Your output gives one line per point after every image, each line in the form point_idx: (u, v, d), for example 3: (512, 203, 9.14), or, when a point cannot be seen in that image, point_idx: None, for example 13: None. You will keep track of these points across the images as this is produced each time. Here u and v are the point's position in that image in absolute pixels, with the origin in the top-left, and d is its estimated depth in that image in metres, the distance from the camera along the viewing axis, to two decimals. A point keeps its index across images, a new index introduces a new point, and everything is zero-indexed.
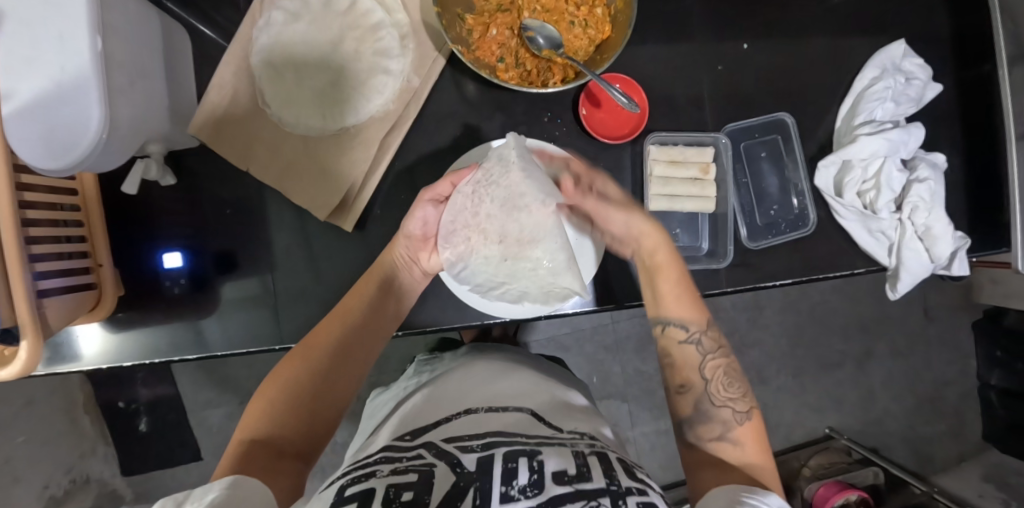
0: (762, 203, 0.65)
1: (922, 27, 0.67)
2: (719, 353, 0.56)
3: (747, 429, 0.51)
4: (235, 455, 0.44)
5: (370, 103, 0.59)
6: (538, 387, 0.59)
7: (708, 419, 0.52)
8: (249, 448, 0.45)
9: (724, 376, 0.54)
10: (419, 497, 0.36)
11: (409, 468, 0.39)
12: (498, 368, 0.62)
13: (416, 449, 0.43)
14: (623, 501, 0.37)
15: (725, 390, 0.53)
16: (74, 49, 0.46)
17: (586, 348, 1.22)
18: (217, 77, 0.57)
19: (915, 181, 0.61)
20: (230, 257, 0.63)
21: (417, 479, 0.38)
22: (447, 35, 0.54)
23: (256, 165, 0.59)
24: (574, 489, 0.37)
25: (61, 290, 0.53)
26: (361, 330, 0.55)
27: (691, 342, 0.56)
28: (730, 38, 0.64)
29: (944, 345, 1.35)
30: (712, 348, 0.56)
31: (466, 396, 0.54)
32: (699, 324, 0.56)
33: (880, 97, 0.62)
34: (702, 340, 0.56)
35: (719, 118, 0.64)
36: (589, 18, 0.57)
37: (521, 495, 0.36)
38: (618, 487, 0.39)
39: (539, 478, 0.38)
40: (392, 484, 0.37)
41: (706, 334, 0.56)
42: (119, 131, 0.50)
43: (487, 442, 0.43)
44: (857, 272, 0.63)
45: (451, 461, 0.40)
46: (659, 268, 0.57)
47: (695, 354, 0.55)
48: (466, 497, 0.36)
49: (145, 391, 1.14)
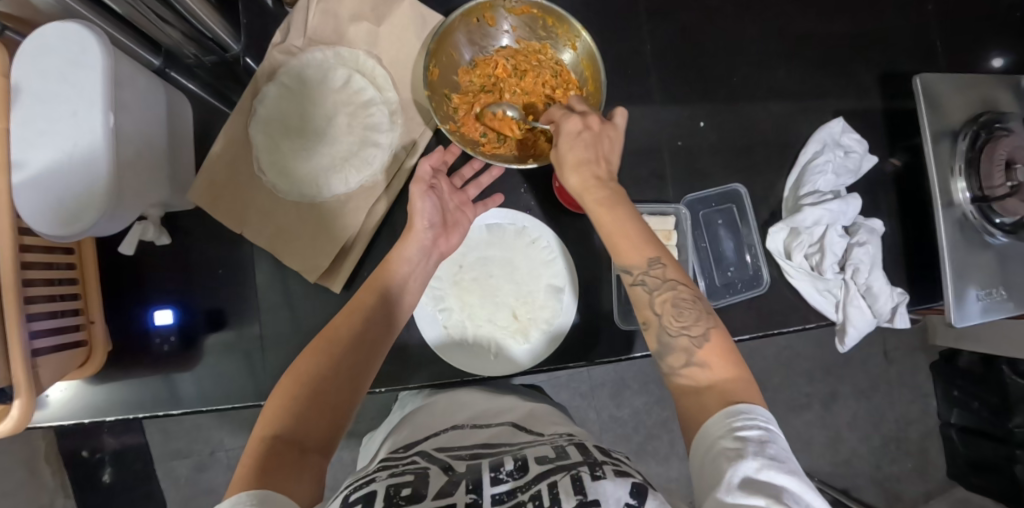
0: (720, 264, 0.71)
1: (857, 107, 0.76)
2: (667, 285, 0.52)
3: (707, 351, 0.49)
4: (257, 454, 0.41)
5: (360, 174, 0.63)
6: (519, 405, 0.63)
7: (670, 351, 0.50)
8: (273, 445, 0.42)
9: (675, 307, 0.51)
10: (417, 490, 0.39)
11: (405, 471, 0.43)
12: (482, 394, 0.64)
13: (410, 457, 0.46)
14: (600, 468, 0.41)
15: (677, 320, 0.51)
16: (87, 126, 0.50)
17: (562, 394, 1.25)
18: (218, 150, 0.62)
19: (855, 245, 0.67)
20: (220, 314, 0.65)
21: (414, 479, 0.41)
22: (435, 113, 0.61)
23: (249, 227, 0.62)
24: (554, 464, 0.42)
25: (51, 350, 0.55)
26: (367, 337, 0.53)
27: (637, 284, 0.53)
28: (688, 116, 0.72)
29: (906, 386, 1.41)
30: (663, 281, 0.53)
31: (451, 416, 0.58)
32: (641, 264, 0.53)
33: (822, 170, 0.69)
34: (647, 280, 0.53)
35: (679, 190, 0.70)
36: (563, 100, 0.64)
37: (508, 477, 0.41)
38: (594, 460, 0.43)
39: (523, 463, 0.43)
40: (391, 484, 0.40)
41: (650, 272, 0.53)
42: (124, 198, 0.53)
43: (476, 452, 0.47)
44: (809, 326, 0.69)
45: (444, 466, 0.44)
46: (599, 216, 0.55)
47: (644, 293, 0.53)
48: (460, 484, 0.40)
49: (112, 440, 1.16)
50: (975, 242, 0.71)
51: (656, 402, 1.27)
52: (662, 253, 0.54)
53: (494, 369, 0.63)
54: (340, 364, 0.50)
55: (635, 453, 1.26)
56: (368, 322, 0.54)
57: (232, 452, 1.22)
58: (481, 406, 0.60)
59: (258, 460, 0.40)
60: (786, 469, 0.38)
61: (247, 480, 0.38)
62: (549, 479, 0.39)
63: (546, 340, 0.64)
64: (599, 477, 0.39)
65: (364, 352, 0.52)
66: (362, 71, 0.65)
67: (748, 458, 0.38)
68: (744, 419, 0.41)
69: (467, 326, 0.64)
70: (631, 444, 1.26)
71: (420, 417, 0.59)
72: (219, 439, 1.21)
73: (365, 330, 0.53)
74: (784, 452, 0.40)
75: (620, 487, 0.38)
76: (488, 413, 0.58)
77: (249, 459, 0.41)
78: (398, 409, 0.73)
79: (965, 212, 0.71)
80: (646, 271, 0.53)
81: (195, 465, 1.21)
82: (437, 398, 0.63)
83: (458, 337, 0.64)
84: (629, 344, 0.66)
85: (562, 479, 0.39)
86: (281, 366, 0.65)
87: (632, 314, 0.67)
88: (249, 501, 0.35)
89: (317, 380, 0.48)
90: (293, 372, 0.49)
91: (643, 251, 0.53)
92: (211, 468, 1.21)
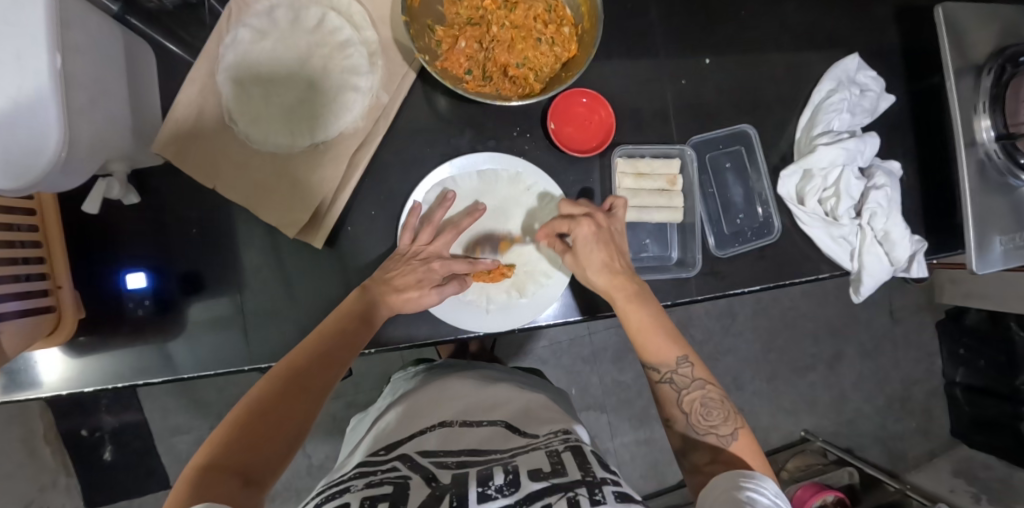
0: (728, 212, 0.67)
1: (873, 43, 0.71)
2: (696, 385, 0.53)
3: (738, 451, 0.49)
4: (191, 484, 0.38)
5: (340, 120, 0.58)
6: (514, 397, 0.59)
7: (697, 448, 0.51)
8: (209, 474, 0.39)
9: (702, 406, 0.52)
10: (395, 505, 0.37)
11: (384, 481, 0.40)
12: (473, 384, 0.61)
13: (389, 462, 0.44)
14: (599, 489, 0.39)
15: (705, 419, 0.51)
16: (31, 68, 0.44)
17: (564, 360, 1.22)
18: (183, 95, 0.56)
19: (872, 188, 0.63)
20: (197, 278, 0.61)
21: (393, 491, 0.39)
22: (413, 43, 0.56)
23: (222, 182, 0.58)
24: (549, 483, 0.39)
25: (16, 315, 0.51)
26: (327, 362, 0.49)
27: (665, 382, 0.54)
28: (692, 55, 0.67)
29: (911, 345, 1.39)
30: (690, 381, 0.53)
31: (439, 409, 0.54)
32: (670, 362, 0.53)
33: (837, 109, 0.65)
34: (676, 378, 0.53)
35: (683, 133, 0.66)
36: (556, 36, 0.58)
37: (498, 493, 0.39)
38: (594, 477, 0.40)
39: (515, 477, 0.40)
40: (366, 497, 0.38)
41: (678, 370, 0.53)
42: (78, 151, 0.48)
43: (462, 460, 0.44)
44: (822, 276, 0.66)
45: (427, 475, 0.42)
46: (626, 310, 0.55)
47: (672, 391, 0.53)
48: (443, 500, 0.38)
49: (109, 417, 1.14)
50: (996, 186, 0.67)
51: None
52: (687, 351, 0.54)
53: (491, 324, 0.59)
54: (296, 392, 0.46)
55: (638, 417, 1.24)
56: (331, 346, 0.50)
57: None
58: (471, 399, 0.57)
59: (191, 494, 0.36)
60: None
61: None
62: (543, 501, 0.37)
63: (542, 291, 0.61)
64: (599, 502, 0.37)
65: (322, 378, 0.48)
66: (337, 10, 0.59)
67: None
68: (754, 483, 0.43)
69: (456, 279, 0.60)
70: (635, 409, 1.24)
71: (407, 408, 0.56)
72: (217, 414, 1.18)
73: (326, 355, 0.49)
74: None
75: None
76: (479, 408, 0.55)
77: (182, 492, 0.37)
78: (388, 394, 0.70)
79: (987, 152, 0.66)
80: (674, 371, 0.53)
81: (194, 440, 1.18)
82: (426, 390, 0.60)
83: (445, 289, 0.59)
84: None
85: (558, 504, 0.37)
86: (265, 329, 0.61)
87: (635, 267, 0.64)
88: None
89: (269, 408, 0.44)
90: (243, 398, 0.45)
91: (670, 348, 0.54)
92: None
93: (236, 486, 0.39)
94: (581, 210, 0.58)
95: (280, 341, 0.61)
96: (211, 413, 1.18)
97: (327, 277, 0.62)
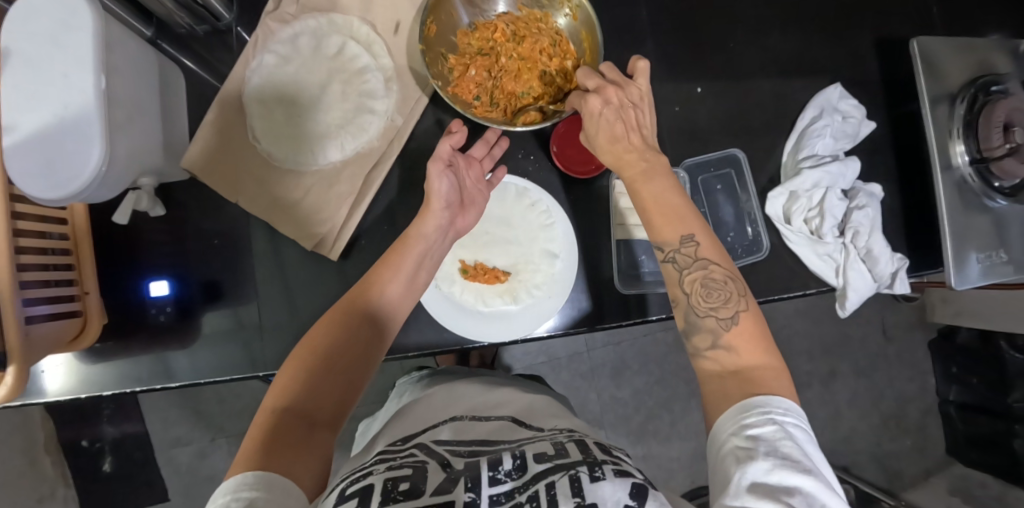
0: (720, 231, 0.70)
1: (855, 73, 0.75)
2: (698, 264, 0.52)
3: (734, 333, 0.49)
4: (267, 424, 0.42)
5: (356, 141, 0.63)
6: (518, 398, 0.62)
7: (698, 330, 0.51)
8: (282, 416, 0.43)
9: (704, 286, 0.52)
10: (416, 485, 0.39)
11: (403, 464, 0.42)
12: (480, 387, 0.64)
13: (407, 450, 0.46)
14: (599, 467, 0.41)
15: (706, 299, 0.51)
16: (78, 86, 0.49)
17: (562, 375, 1.24)
18: (212, 116, 0.60)
19: (855, 208, 0.68)
20: (216, 286, 0.65)
21: (413, 472, 0.41)
22: (428, 69, 0.61)
23: (246, 197, 0.62)
24: (552, 464, 0.42)
25: (46, 317, 0.54)
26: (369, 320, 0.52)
27: (668, 262, 0.54)
28: (685, 83, 0.71)
29: (903, 363, 1.42)
30: (693, 260, 0.53)
31: (449, 408, 0.57)
32: (672, 242, 0.53)
33: (820, 134, 0.69)
34: (678, 258, 0.53)
35: (676, 154, 0.70)
36: (558, 69, 0.63)
37: (507, 477, 0.41)
38: (595, 458, 0.43)
39: (522, 461, 0.43)
40: (390, 477, 0.40)
41: (682, 249, 0.53)
42: (117, 163, 0.52)
43: (473, 449, 0.47)
44: (810, 292, 0.69)
45: (442, 460, 0.44)
46: (635, 188, 0.56)
47: (674, 271, 0.53)
48: (458, 481, 0.40)
49: (112, 428, 1.15)
50: (974, 205, 0.71)
51: (655, 381, 1.27)
52: (696, 231, 0.53)
53: (492, 333, 0.63)
54: (343, 348, 0.50)
55: (636, 433, 1.26)
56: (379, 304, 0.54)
57: (233, 438, 1.21)
58: (481, 399, 0.60)
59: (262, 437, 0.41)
60: (798, 463, 0.38)
61: (248, 460, 0.38)
62: (547, 479, 0.40)
63: (540, 301, 0.64)
64: (598, 478, 0.39)
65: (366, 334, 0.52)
66: (356, 38, 0.64)
67: (759, 459, 0.38)
68: (758, 416, 0.41)
69: (455, 280, 0.64)
70: (632, 424, 1.26)
71: (418, 406, 0.59)
72: (220, 426, 1.20)
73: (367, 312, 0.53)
74: (801, 448, 0.40)
75: (619, 488, 0.39)
76: (487, 407, 0.58)
77: (259, 430, 0.42)
78: (395, 399, 0.73)
79: (963, 175, 0.71)
80: (678, 249, 0.53)
81: (197, 452, 1.19)
82: (437, 391, 0.63)
83: (443, 288, 0.63)
84: (629, 310, 0.67)
85: (561, 480, 0.39)
86: (280, 336, 0.64)
87: (633, 280, 0.68)
88: (253, 481, 0.36)
89: (321, 360, 0.48)
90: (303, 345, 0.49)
91: (676, 227, 0.54)
92: (213, 454, 1.20)
93: (305, 428, 0.43)
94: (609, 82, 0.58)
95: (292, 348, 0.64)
96: (214, 425, 1.20)
97: (340, 286, 0.66)
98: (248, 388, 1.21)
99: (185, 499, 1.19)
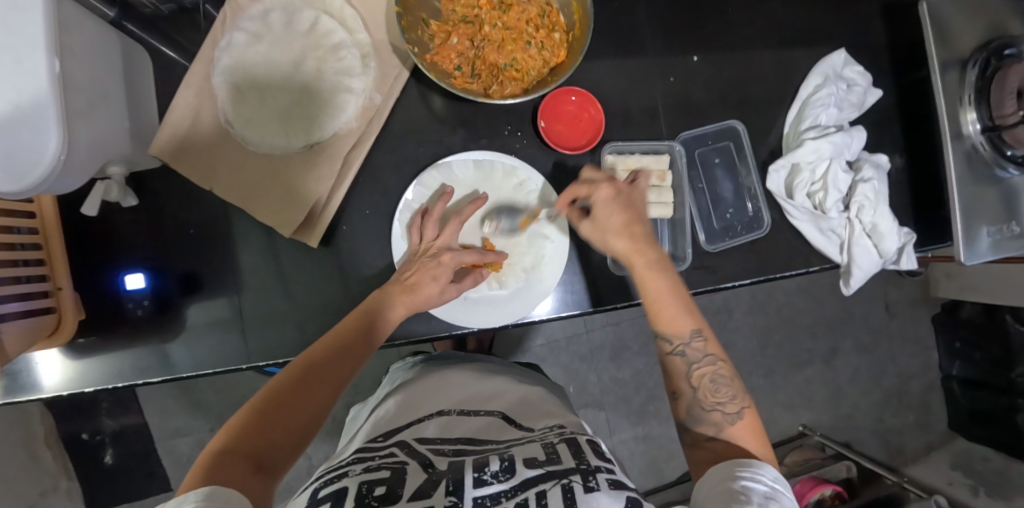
0: (718, 208, 0.67)
1: (860, 38, 0.71)
2: (707, 360, 0.53)
3: (740, 427, 0.50)
4: (207, 465, 0.40)
5: (333, 121, 0.59)
6: (510, 389, 0.60)
7: (698, 422, 0.51)
8: (226, 458, 0.41)
9: (711, 383, 0.52)
10: (391, 490, 0.37)
11: (381, 465, 0.41)
12: (470, 376, 0.62)
13: (387, 448, 0.44)
14: (593, 477, 0.39)
15: (712, 395, 0.52)
16: (31, 73, 0.45)
17: (561, 358, 1.23)
18: (180, 97, 0.57)
19: (860, 182, 0.64)
20: (195, 278, 0.62)
21: (390, 475, 0.39)
22: (405, 34, 0.56)
23: (220, 183, 0.59)
24: (543, 471, 0.40)
25: (16, 315, 0.51)
26: (341, 356, 0.51)
27: (676, 354, 0.54)
28: (681, 52, 0.67)
29: (907, 338, 1.40)
30: (701, 356, 0.53)
31: (437, 400, 0.55)
32: (684, 335, 0.54)
33: (823, 104, 0.66)
34: (688, 351, 0.53)
35: (673, 127, 0.67)
36: (545, 41, 0.59)
37: (494, 479, 0.40)
38: (588, 465, 0.41)
39: (510, 464, 0.41)
40: (364, 481, 0.38)
41: (692, 344, 0.53)
42: (78, 154, 0.49)
43: (458, 449, 0.45)
44: (812, 269, 0.67)
45: (423, 461, 0.42)
46: (643, 278, 0.56)
47: (682, 364, 0.53)
48: (439, 485, 0.39)
49: (109, 421, 1.14)
50: (984, 176, 0.67)
51: (656, 362, 1.26)
52: (702, 324, 0.54)
53: (482, 321, 0.61)
54: (307, 387, 0.48)
55: (637, 414, 1.25)
56: (348, 339, 0.53)
57: None
58: (470, 390, 0.58)
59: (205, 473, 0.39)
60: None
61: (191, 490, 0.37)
62: (538, 486, 0.38)
63: (530, 286, 0.62)
64: (592, 488, 0.38)
65: (338, 371, 0.50)
66: (330, 12, 0.60)
67: (749, 506, 0.40)
68: (751, 472, 0.44)
69: None
70: (633, 405, 1.25)
71: (404, 396, 0.57)
72: (217, 416, 1.19)
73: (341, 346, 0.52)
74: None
75: (614, 500, 0.37)
76: (475, 400, 0.55)
77: (200, 470, 0.40)
78: (386, 384, 0.71)
79: (973, 144, 0.67)
80: (687, 343, 0.54)
81: (195, 443, 1.18)
82: (425, 380, 0.61)
83: None
84: (624, 292, 0.65)
85: (552, 489, 0.38)
86: (263, 327, 0.62)
87: None
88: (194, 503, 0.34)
89: (282, 398, 0.47)
90: (262, 387, 0.48)
91: (683, 319, 0.54)
92: None
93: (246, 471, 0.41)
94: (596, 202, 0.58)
95: (277, 339, 0.62)
96: (211, 415, 1.19)
97: (324, 275, 0.63)
98: (245, 377, 1.20)
99: None
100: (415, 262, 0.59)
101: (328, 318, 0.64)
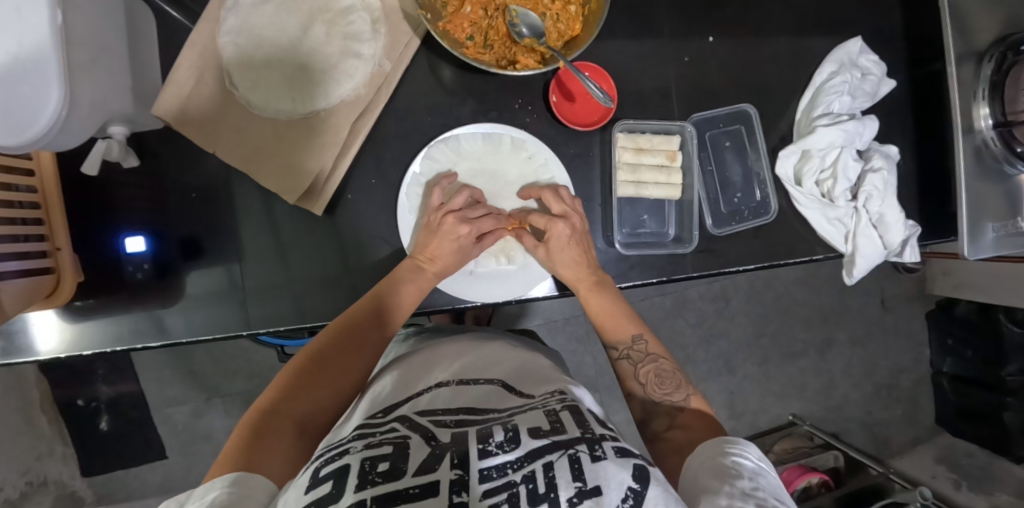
0: (726, 191, 0.68)
1: (879, 26, 0.70)
2: (649, 359, 0.59)
3: (689, 413, 0.54)
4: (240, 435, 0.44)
5: (341, 86, 0.58)
6: (512, 355, 0.60)
7: (653, 417, 0.55)
8: (255, 427, 0.45)
9: (656, 377, 0.57)
10: (395, 465, 0.36)
11: (383, 441, 0.40)
12: (471, 343, 0.62)
13: (389, 423, 0.43)
14: (598, 445, 0.40)
15: (660, 387, 0.56)
16: (32, 25, 0.42)
17: (558, 339, 1.24)
18: (183, 58, 0.55)
19: (870, 171, 0.64)
20: (197, 243, 0.62)
21: (393, 450, 0.38)
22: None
23: (223, 149, 0.57)
24: (550, 440, 0.40)
25: (17, 274, 0.50)
26: (365, 326, 0.55)
27: (623, 359, 0.60)
28: (697, 33, 0.66)
29: (900, 334, 1.41)
30: (644, 356, 0.59)
31: (438, 369, 0.55)
32: (628, 340, 0.60)
33: (837, 91, 0.65)
34: (632, 354, 0.60)
35: (685, 107, 0.66)
36: (561, 13, 0.57)
37: (499, 449, 0.39)
38: (593, 433, 0.42)
39: (514, 434, 0.41)
40: (367, 457, 0.37)
41: (634, 347, 0.60)
42: (79, 108, 0.47)
43: (460, 420, 0.44)
44: (817, 258, 0.67)
45: (426, 434, 0.41)
46: (586, 298, 0.61)
47: (628, 367, 0.59)
48: (443, 459, 0.38)
49: (106, 388, 1.14)
50: (991, 173, 0.67)
51: None
52: (643, 331, 0.61)
53: (488, 300, 0.62)
54: (342, 352, 0.53)
55: None
56: (363, 311, 0.56)
57: (228, 397, 1.20)
58: (471, 356, 0.58)
59: (243, 441, 0.43)
60: (778, 494, 0.41)
61: (225, 467, 0.40)
62: (544, 458, 0.38)
63: (530, 261, 0.63)
64: (599, 457, 0.38)
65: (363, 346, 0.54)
66: None
67: (734, 483, 0.40)
68: (736, 450, 0.44)
69: None
70: None
71: (400, 368, 0.57)
72: (214, 385, 1.20)
73: (364, 319, 0.55)
74: (771, 482, 0.42)
75: (622, 468, 0.37)
76: (475, 367, 0.55)
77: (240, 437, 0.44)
78: (382, 357, 0.70)
79: (984, 139, 0.67)
80: (630, 348, 0.60)
81: (191, 411, 1.19)
82: (424, 351, 0.60)
83: None
84: (627, 272, 0.64)
85: (559, 460, 0.37)
86: (264, 296, 0.62)
87: (635, 240, 0.66)
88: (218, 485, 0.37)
89: (313, 368, 0.52)
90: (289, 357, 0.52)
91: (626, 328, 0.61)
92: (208, 413, 1.19)
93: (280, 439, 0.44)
94: (558, 210, 0.60)
95: (279, 307, 0.62)
96: (209, 382, 1.19)
97: (326, 243, 0.63)
98: (241, 348, 1.20)
99: (182, 457, 1.19)
100: (430, 230, 0.59)
101: (329, 289, 0.63)
